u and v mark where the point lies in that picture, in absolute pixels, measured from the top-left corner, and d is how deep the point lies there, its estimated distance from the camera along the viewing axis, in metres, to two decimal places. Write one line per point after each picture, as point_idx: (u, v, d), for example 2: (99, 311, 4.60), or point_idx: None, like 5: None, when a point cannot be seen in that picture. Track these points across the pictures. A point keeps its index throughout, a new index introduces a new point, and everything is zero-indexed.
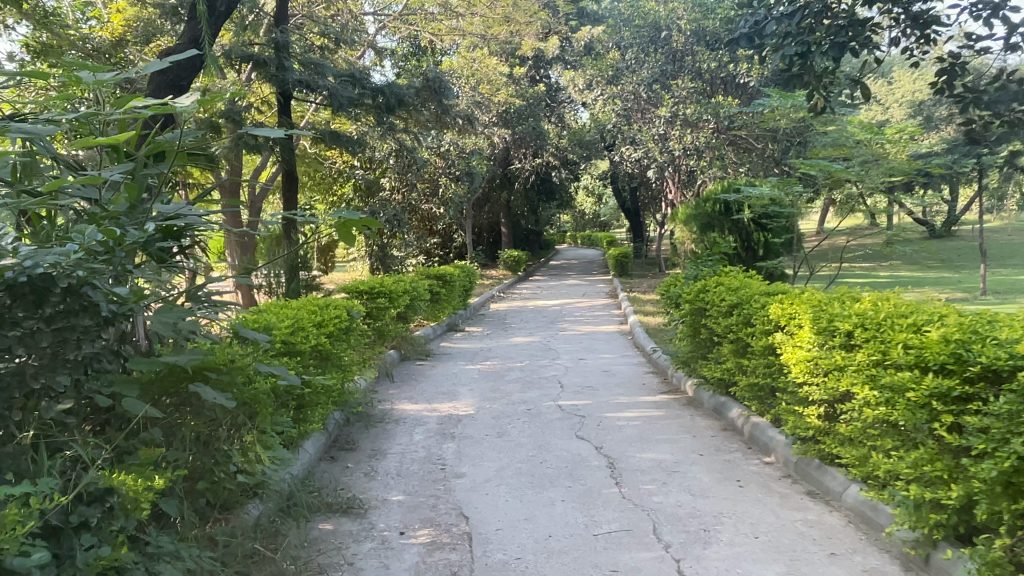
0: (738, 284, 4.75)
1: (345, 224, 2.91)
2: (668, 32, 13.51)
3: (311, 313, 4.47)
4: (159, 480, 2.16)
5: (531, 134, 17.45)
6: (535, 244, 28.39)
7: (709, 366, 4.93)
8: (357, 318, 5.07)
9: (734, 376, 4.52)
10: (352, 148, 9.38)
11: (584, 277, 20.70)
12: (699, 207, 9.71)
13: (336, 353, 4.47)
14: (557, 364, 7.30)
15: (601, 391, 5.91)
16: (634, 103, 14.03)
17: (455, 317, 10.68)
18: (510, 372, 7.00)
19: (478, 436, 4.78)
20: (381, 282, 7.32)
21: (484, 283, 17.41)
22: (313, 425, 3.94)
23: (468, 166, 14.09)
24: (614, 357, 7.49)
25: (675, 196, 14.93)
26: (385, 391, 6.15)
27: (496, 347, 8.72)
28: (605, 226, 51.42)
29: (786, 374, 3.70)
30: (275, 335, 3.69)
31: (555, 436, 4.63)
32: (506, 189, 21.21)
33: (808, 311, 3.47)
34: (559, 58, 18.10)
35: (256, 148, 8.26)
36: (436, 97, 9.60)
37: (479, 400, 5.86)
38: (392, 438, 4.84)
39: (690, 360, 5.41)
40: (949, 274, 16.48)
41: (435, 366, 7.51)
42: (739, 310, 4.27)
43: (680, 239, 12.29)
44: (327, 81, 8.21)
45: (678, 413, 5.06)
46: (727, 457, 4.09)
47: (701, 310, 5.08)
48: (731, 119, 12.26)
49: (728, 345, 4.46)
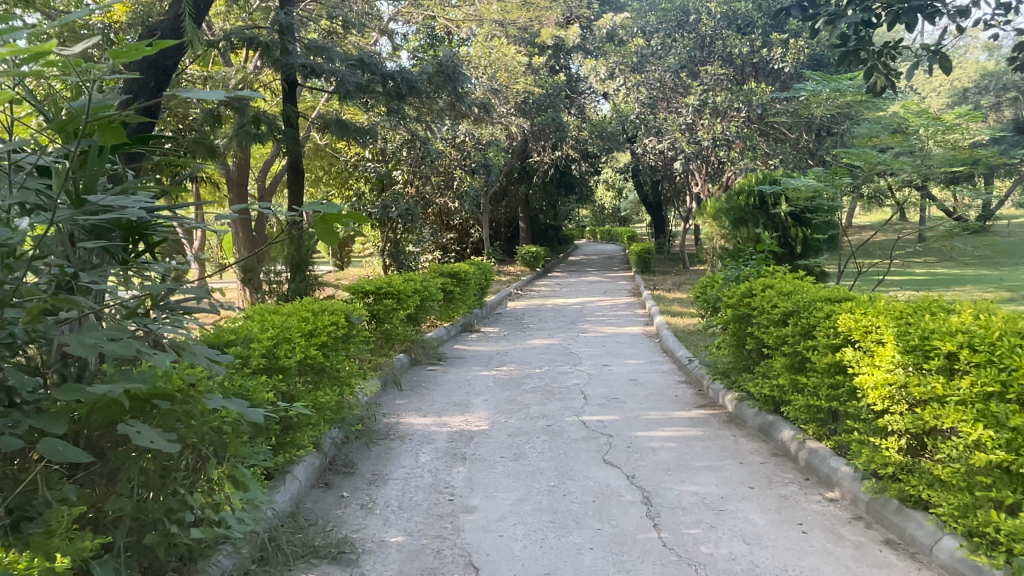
0: (792, 289, 4.16)
1: (326, 218, 2.33)
2: (697, 16, 12.83)
3: (303, 320, 3.96)
4: (65, 559, 1.68)
5: (551, 125, 16.85)
6: (554, 239, 27.80)
7: (756, 381, 4.33)
8: (357, 324, 4.55)
9: (788, 395, 3.91)
10: (361, 138, 8.84)
11: (604, 274, 20.08)
12: (732, 201, 9.20)
13: (332, 365, 3.96)
14: (579, 370, 6.72)
15: (629, 404, 5.32)
16: (661, 91, 13.38)
17: (470, 316, 10.14)
18: (529, 380, 6.43)
19: (492, 459, 4.22)
20: (389, 282, 6.77)
21: (501, 280, 16.86)
22: (299, 452, 3.40)
23: (485, 158, 13.53)
24: (641, 363, 6.91)
25: (701, 189, 14.25)
26: (391, 402, 5.62)
27: (513, 350, 8.16)
28: (625, 221, 50.73)
29: (858, 398, 3.11)
30: (254, 349, 3.17)
31: (579, 460, 4.07)
32: (524, 183, 20.62)
33: (891, 325, 2.87)
34: (580, 47, 17.77)
35: (259, 138, 7.69)
36: (450, 83, 8.98)
37: (493, 413, 5.30)
38: (395, 459, 4.31)
39: (732, 371, 4.82)
40: (989, 271, 15.62)
41: (447, 372, 6.95)
42: (796, 320, 3.69)
43: (709, 235, 11.64)
44: (333, 66, 7.67)
45: (718, 435, 4.47)
46: (783, 492, 3.50)
47: (746, 316, 4.49)
48: (765, 108, 11.59)
49: (780, 358, 3.88)
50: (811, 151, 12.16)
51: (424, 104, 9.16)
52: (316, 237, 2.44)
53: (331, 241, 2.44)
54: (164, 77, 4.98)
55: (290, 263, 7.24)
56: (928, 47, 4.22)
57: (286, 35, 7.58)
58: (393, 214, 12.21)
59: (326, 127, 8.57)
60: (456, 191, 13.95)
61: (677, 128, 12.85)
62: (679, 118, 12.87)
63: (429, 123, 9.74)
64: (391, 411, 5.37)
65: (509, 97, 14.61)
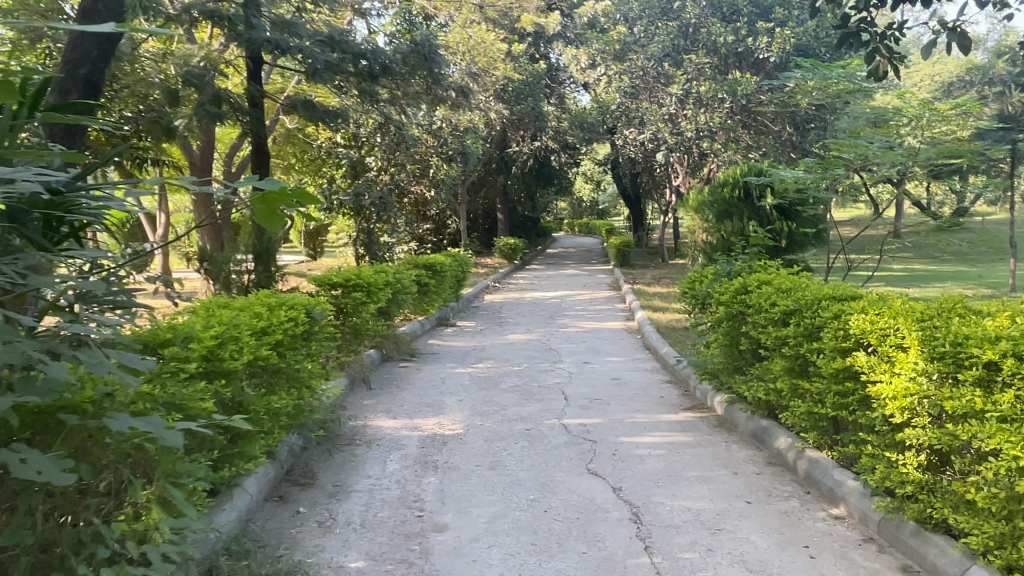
0: (792, 285, 3.86)
1: (266, 198, 1.91)
2: (681, 3, 12.52)
3: (256, 316, 3.56)
4: None
5: (530, 114, 16.46)
6: (533, 230, 27.49)
7: (750, 384, 4.03)
8: (319, 319, 4.16)
9: (785, 400, 3.62)
10: (331, 121, 8.37)
11: (583, 267, 19.83)
12: (716, 194, 9.09)
13: (289, 366, 3.57)
14: (560, 369, 6.38)
15: (613, 406, 5.01)
16: (644, 80, 13.07)
17: (445, 310, 9.77)
18: (506, 378, 6.09)
19: (466, 468, 3.86)
20: (358, 273, 6.34)
21: (478, 272, 16.49)
22: (248, 465, 3.02)
23: (462, 145, 13.12)
24: (623, 360, 6.62)
25: (683, 182, 14.00)
26: (359, 402, 5.24)
27: (490, 346, 7.80)
28: (603, 215, 50.59)
29: (873, 409, 2.81)
30: (194, 351, 2.78)
31: (561, 470, 3.74)
32: (503, 173, 20.22)
33: (916, 330, 2.58)
34: (560, 35, 17.39)
35: (221, 117, 7.13)
36: (426, 63, 8.51)
37: (468, 415, 4.94)
38: (360, 468, 3.93)
39: (724, 371, 4.50)
40: (966, 268, 15.60)
41: (420, 369, 6.58)
42: (797, 319, 3.39)
43: (691, 228, 11.40)
44: (300, 42, 7.19)
45: (709, 440, 4.18)
46: (783, 507, 3.20)
47: (740, 313, 4.18)
48: (750, 98, 11.34)
49: (777, 360, 3.58)
50: (795, 144, 11.95)
51: (399, 86, 8.71)
52: (255, 222, 1.99)
53: (274, 225, 1.98)
54: (110, 48, 4.51)
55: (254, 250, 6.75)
56: (947, 23, 3.95)
57: (250, 9, 7.09)
58: (367, 202, 11.74)
59: (292, 107, 8.08)
60: (432, 179, 13.49)
61: (660, 118, 12.56)
62: (662, 108, 12.58)
63: (404, 108, 9.30)
64: (357, 413, 4.98)
65: (488, 83, 14.19)
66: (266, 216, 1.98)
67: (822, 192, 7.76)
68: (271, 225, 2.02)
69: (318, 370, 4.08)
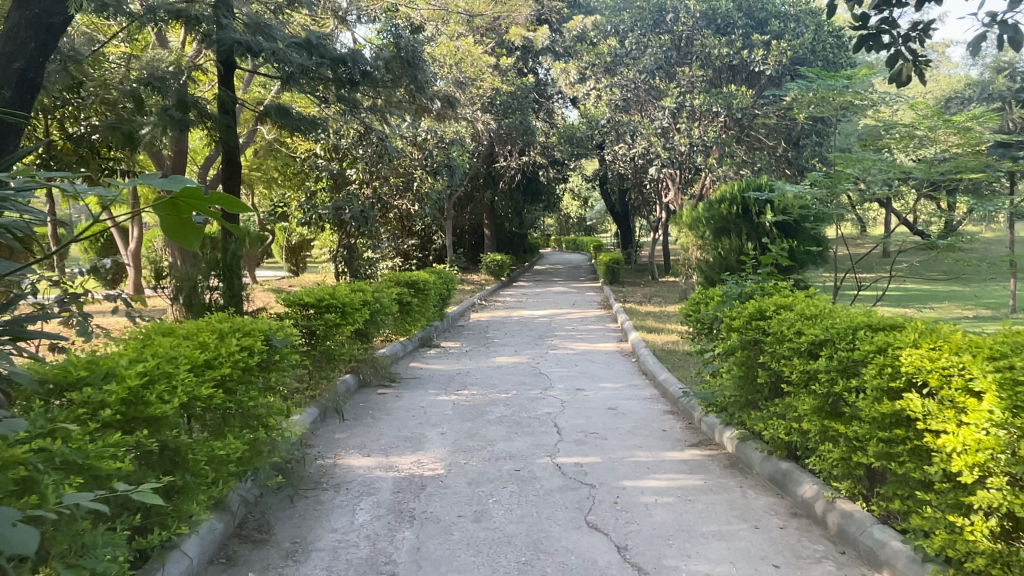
0: (816, 312, 3.43)
1: (174, 202, 1.44)
2: (674, 15, 12.13)
3: (201, 347, 3.05)
4: None
5: (518, 129, 16.07)
6: (520, 246, 27.06)
7: (769, 423, 3.58)
8: (281, 347, 3.65)
9: (813, 443, 3.17)
10: (307, 130, 7.86)
11: (571, 284, 19.41)
12: (713, 210, 8.71)
13: (241, 404, 3.07)
14: (551, 397, 5.87)
15: (612, 441, 4.53)
16: (636, 92, 12.67)
17: (429, 330, 9.27)
18: (492, 408, 5.56)
19: (447, 520, 3.36)
20: (332, 293, 5.82)
21: (464, 289, 16.02)
22: (185, 526, 2.50)
23: (448, 158, 12.67)
24: (619, 387, 6.15)
25: (675, 198, 13.59)
26: (329, 437, 4.73)
27: (477, 370, 7.29)
28: (591, 231, 50.44)
29: (931, 463, 2.37)
30: (112, 394, 2.28)
31: (556, 524, 3.24)
32: (490, 188, 19.82)
33: (992, 373, 2.14)
34: (549, 49, 17.05)
35: (186, 124, 6.59)
36: (409, 70, 8.05)
37: (450, 452, 4.43)
38: (325, 518, 3.42)
39: (737, 405, 4.03)
40: (960, 287, 15.30)
41: (399, 396, 6.07)
42: (829, 351, 2.96)
43: (686, 245, 11.01)
44: (273, 44, 6.68)
45: (722, 484, 3.71)
46: (818, 573, 2.72)
47: (756, 340, 3.72)
48: (746, 113, 10.96)
49: (804, 397, 3.14)
50: (791, 160, 11.59)
51: (380, 94, 8.21)
52: (160, 232, 1.51)
53: (187, 240, 1.52)
54: (50, 41, 3.96)
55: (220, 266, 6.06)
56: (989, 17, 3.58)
57: (220, 8, 6.57)
58: (347, 215, 11.22)
59: (264, 114, 7.57)
60: (416, 193, 12.99)
61: (653, 132, 12.14)
62: (655, 121, 12.17)
63: (386, 118, 8.81)
64: (326, 449, 4.46)
65: (474, 96, 13.76)
66: (176, 228, 1.51)
67: (830, 209, 7.32)
68: (182, 239, 1.54)
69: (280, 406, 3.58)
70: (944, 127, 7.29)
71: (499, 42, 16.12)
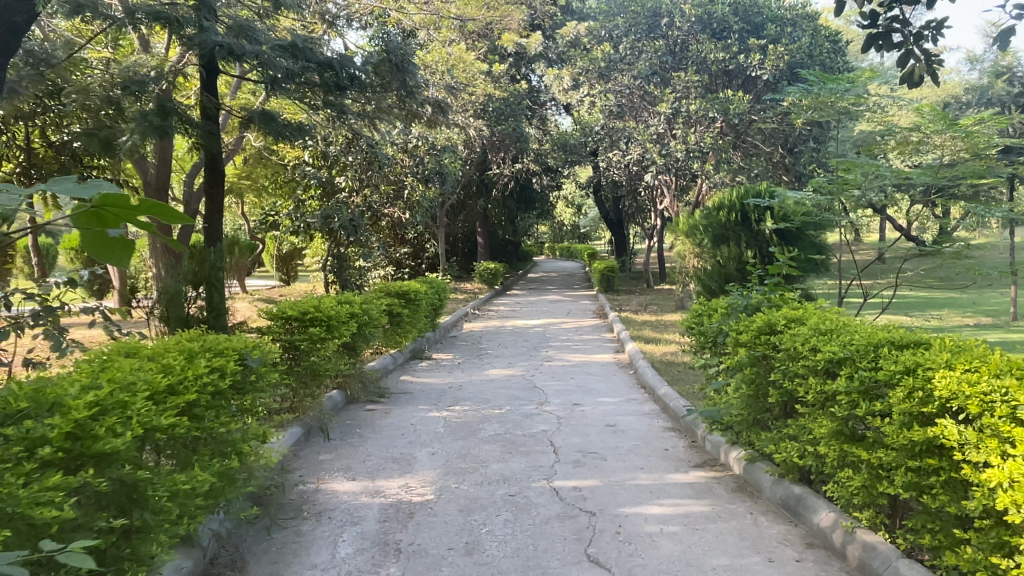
0: (832, 327, 3.19)
1: (97, 214, 1.32)
2: (669, 19, 11.95)
3: (165, 369, 2.80)
4: None
5: (512, 136, 15.86)
6: (513, 254, 26.82)
7: (782, 446, 3.34)
8: (256, 368, 3.39)
9: (830, 468, 2.94)
10: (292, 136, 7.61)
11: (565, 293, 19.19)
12: (711, 218, 8.53)
13: (209, 430, 2.81)
14: (546, 413, 5.61)
15: (612, 461, 4.28)
16: (631, 98, 12.48)
17: (420, 341, 9.01)
18: (486, 425, 5.30)
19: (436, 554, 3.10)
20: (317, 305, 5.56)
21: (457, 298, 15.78)
22: (141, 572, 2.25)
23: (439, 165, 12.43)
24: (617, 402, 5.91)
25: (670, 205, 13.39)
26: (313, 459, 4.47)
27: (469, 383, 7.03)
28: (586, 238, 50.26)
29: (967, 498, 2.14)
30: (55, 428, 2.04)
31: (554, 558, 2.99)
32: (483, 196, 19.59)
33: None
34: (542, 56, 16.87)
35: (165, 130, 6.32)
36: (398, 74, 7.80)
37: (441, 475, 4.17)
38: (304, 552, 3.16)
39: (746, 424, 3.80)
40: (958, 294, 15.11)
41: (388, 413, 5.81)
42: (849, 371, 2.73)
43: (682, 253, 10.81)
44: (256, 47, 6.44)
45: (732, 510, 3.47)
46: None
47: (766, 356, 3.49)
48: (743, 118, 10.77)
49: (821, 419, 2.90)
50: (788, 166, 11.39)
51: (369, 99, 7.97)
52: (82, 248, 1.44)
53: (112, 257, 1.46)
54: None
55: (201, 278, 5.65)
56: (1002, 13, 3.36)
57: (201, 11, 6.34)
58: (336, 224, 10.94)
59: (248, 119, 7.33)
60: (407, 201, 12.74)
61: (649, 138, 11.94)
62: (651, 127, 11.98)
63: (375, 124, 8.57)
64: (310, 472, 4.22)
65: (466, 102, 13.54)
66: (100, 243, 1.44)
67: (836, 216, 7.09)
68: (106, 244, 1.45)
69: (256, 430, 3.32)
70: (949, 132, 7.09)
71: (492, 48, 15.93)
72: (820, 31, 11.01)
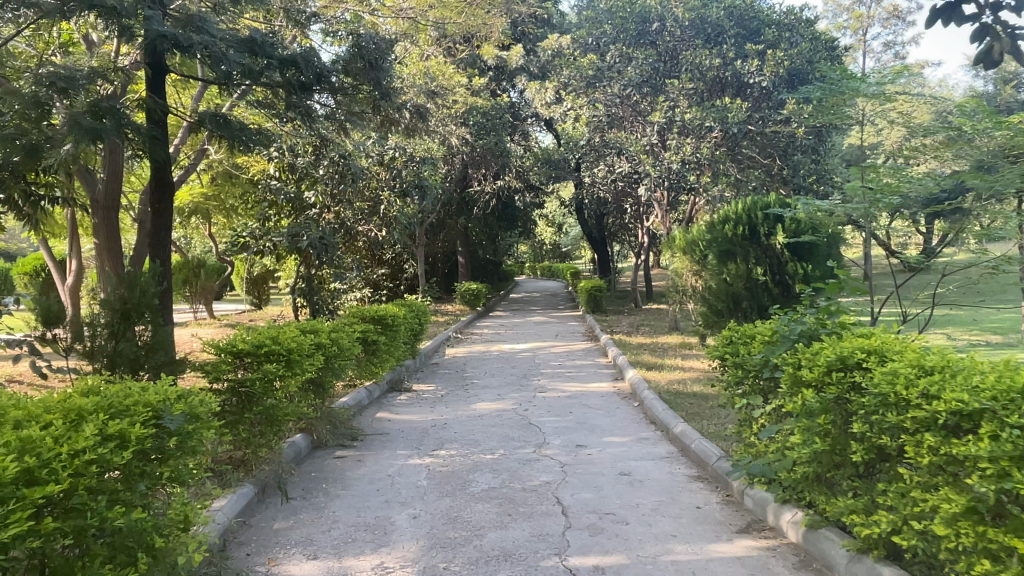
0: (943, 367, 2.44)
1: None
2: (659, 24, 11.40)
3: (29, 447, 1.96)
4: None
5: (494, 151, 15.18)
6: (494, 274, 26.07)
7: (873, 517, 2.56)
8: (178, 429, 2.54)
9: (955, 556, 2.18)
10: (253, 144, 6.73)
11: (551, 313, 18.43)
12: (716, 231, 7.80)
13: (97, 525, 2.02)
14: (547, 458, 4.80)
15: (636, 526, 3.48)
16: (621, 108, 11.81)
17: (399, 371, 8.18)
18: (477, 476, 4.47)
19: None
20: (276, 337, 4.70)
21: (437, 321, 14.94)
22: None
23: (418, 178, 11.64)
24: (628, 442, 5.11)
25: (661, 222, 12.71)
26: (266, 529, 3.63)
27: (455, 420, 6.19)
28: (566, 257, 49.80)
29: None
30: None
31: None
32: (463, 214, 18.84)
33: None
34: (523, 69, 16.22)
35: (97, 136, 5.37)
36: (371, 72, 7.04)
37: (425, 550, 3.33)
38: None
39: (806, 480, 3.04)
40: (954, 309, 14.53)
41: (361, 460, 4.96)
42: (992, 430, 2.03)
43: (679, 270, 10.11)
44: (205, 37, 5.58)
45: None
46: None
47: (844, 399, 2.73)
48: (742, 128, 10.15)
49: (944, 490, 2.17)
50: (786, 179, 10.76)
51: (340, 102, 7.14)
52: None
53: None
54: None
55: (121, 311, 4.39)
56: None
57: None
58: (304, 243, 9.91)
59: (199, 123, 6.48)
60: (383, 217, 11.86)
61: (641, 149, 11.18)
62: (643, 138, 11.24)
63: (349, 131, 7.76)
64: (260, 548, 3.37)
65: (445, 116, 12.81)
66: None
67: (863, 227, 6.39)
68: None
69: (177, 507, 2.50)
70: (998, 131, 6.39)
71: (470, 61, 15.31)
72: (819, 37, 10.61)
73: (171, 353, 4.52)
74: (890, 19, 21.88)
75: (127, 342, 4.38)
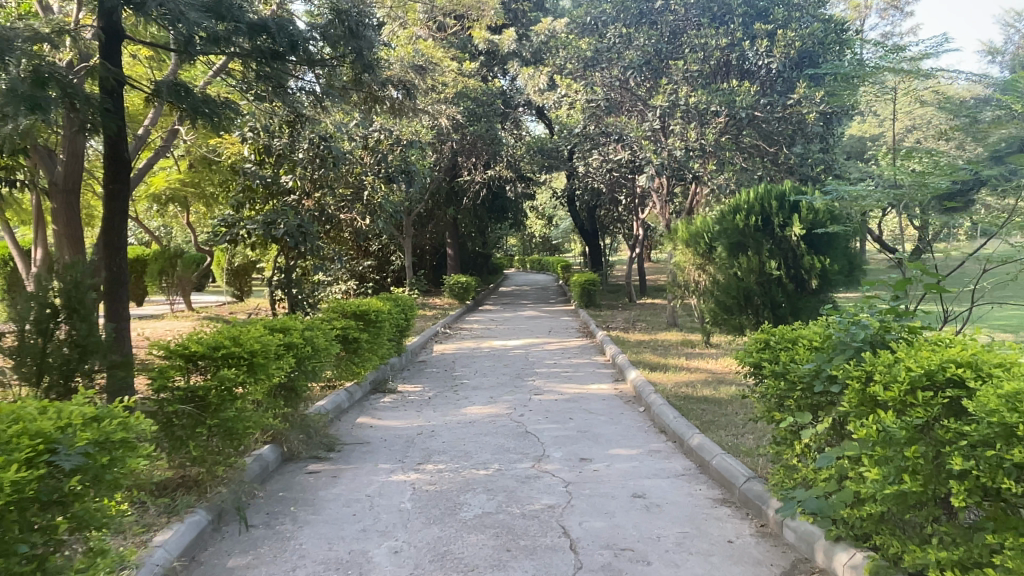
0: None
1: None
2: (662, 3, 10.82)
3: None
4: None
5: (485, 137, 14.55)
6: (483, 267, 25.47)
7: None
8: (73, 469, 1.97)
9: None
10: (220, 120, 6.05)
11: (542, 308, 17.86)
12: (726, 222, 7.24)
13: None
14: (549, 475, 4.23)
15: (661, 567, 2.91)
16: (619, 92, 11.29)
17: (382, 370, 7.57)
18: (469, 498, 3.89)
19: None
20: (238, 336, 4.09)
21: (424, 316, 14.34)
22: None
23: (405, 164, 11.02)
24: (638, 457, 4.53)
25: (659, 213, 12.17)
26: (217, 567, 3.04)
27: (444, 427, 5.60)
28: (556, 252, 49.30)
29: None
30: None
31: None
32: (452, 205, 18.20)
33: None
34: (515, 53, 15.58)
35: (37, 102, 4.68)
36: (353, 41, 6.34)
37: None
38: None
39: (875, 519, 2.48)
40: None
41: (336, 476, 4.37)
42: None
43: (680, 263, 9.55)
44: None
45: None
46: None
47: (939, 425, 2.18)
48: (749, 113, 9.58)
49: None
50: (792, 168, 10.22)
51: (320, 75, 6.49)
52: None
53: None
54: None
55: (60, 309, 3.74)
56: None
57: None
58: (281, 231, 9.22)
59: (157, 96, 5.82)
60: (367, 204, 11.23)
61: (642, 136, 10.61)
62: (643, 124, 10.68)
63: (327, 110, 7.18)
64: None
65: (434, 100, 12.16)
66: None
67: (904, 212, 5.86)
68: None
69: (90, 549, 2.11)
70: None
71: (461, 44, 14.65)
72: (829, 19, 10.05)
73: (107, 357, 3.80)
74: (887, 10, 21.38)
75: (52, 343, 3.68)
